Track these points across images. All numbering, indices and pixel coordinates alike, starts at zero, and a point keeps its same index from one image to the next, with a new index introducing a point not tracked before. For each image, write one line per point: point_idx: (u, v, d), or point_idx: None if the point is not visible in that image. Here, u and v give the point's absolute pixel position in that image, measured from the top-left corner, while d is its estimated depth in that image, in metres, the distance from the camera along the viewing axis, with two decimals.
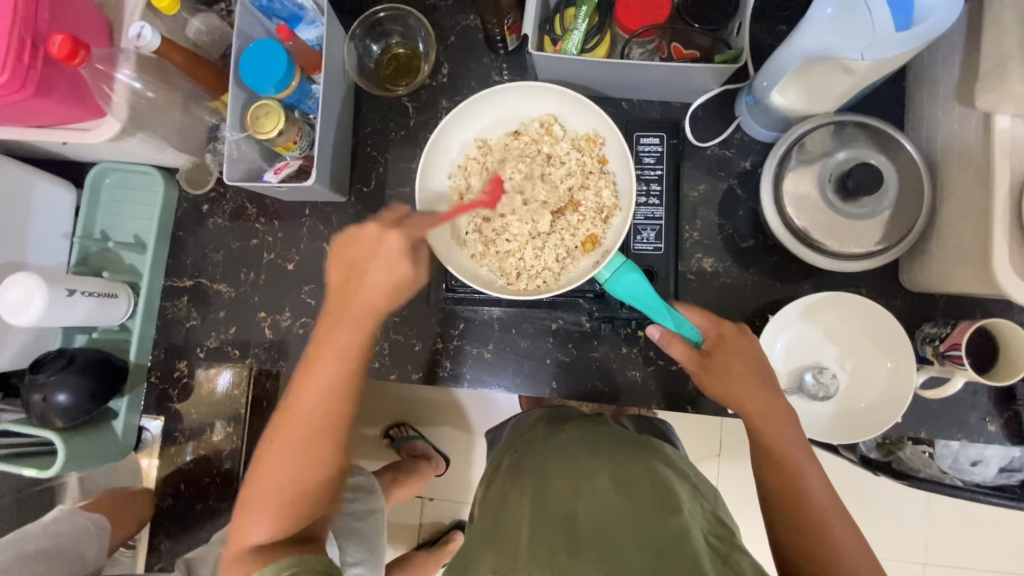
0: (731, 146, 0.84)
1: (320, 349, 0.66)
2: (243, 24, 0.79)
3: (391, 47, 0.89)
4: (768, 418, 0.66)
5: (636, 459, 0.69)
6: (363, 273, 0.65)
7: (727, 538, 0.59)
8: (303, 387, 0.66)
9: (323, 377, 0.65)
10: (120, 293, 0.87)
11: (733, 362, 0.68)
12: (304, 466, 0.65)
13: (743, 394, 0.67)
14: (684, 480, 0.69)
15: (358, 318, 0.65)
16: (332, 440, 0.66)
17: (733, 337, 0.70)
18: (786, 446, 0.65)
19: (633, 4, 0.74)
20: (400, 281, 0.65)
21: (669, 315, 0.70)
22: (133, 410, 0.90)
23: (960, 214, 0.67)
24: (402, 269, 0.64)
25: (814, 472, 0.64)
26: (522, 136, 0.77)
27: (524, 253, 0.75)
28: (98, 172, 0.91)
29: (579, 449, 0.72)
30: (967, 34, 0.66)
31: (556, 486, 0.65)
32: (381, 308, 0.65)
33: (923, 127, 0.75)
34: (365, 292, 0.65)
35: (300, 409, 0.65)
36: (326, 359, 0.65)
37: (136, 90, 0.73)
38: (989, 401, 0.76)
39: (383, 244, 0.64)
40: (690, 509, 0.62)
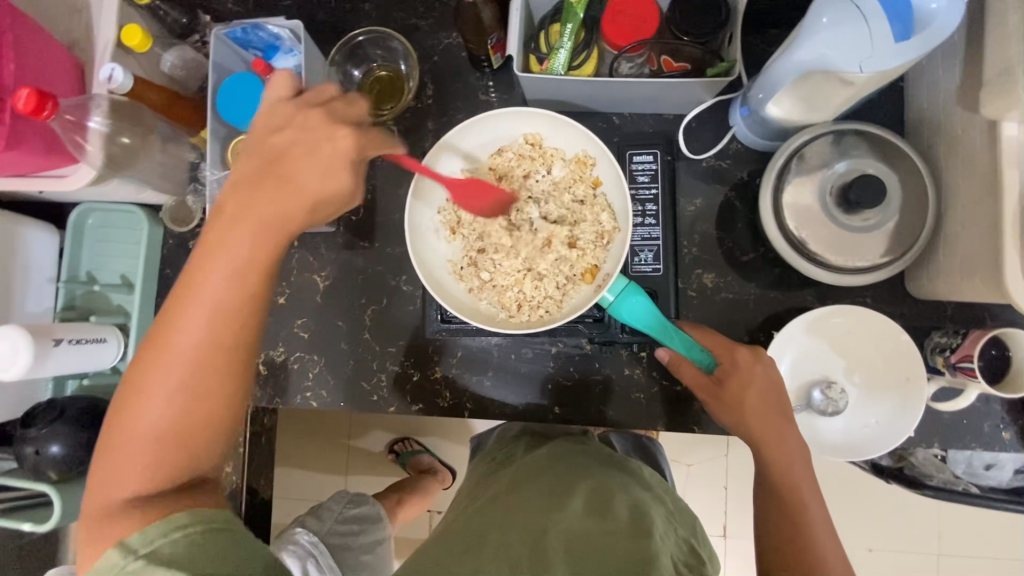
0: (727, 157, 0.82)
1: (210, 254, 0.53)
2: (219, 57, 0.77)
3: (372, 71, 0.86)
4: (778, 448, 0.64)
5: (614, 481, 0.68)
6: (286, 170, 0.55)
7: (696, 566, 0.59)
8: (183, 302, 0.53)
9: (217, 284, 0.53)
10: (110, 336, 0.85)
11: (748, 393, 0.66)
12: (186, 401, 0.53)
13: (756, 423, 0.65)
14: (659, 505, 0.67)
15: (267, 225, 0.54)
16: (222, 367, 0.54)
17: (747, 364, 0.67)
18: (795, 475, 0.63)
19: (619, 18, 0.71)
20: (336, 193, 0.56)
21: (678, 338, 0.69)
22: None
23: (967, 224, 0.65)
24: (339, 183, 0.55)
25: (818, 508, 0.62)
26: (512, 162, 0.75)
27: (520, 286, 0.73)
28: (80, 213, 0.88)
29: (553, 469, 0.70)
30: (968, 37, 0.64)
31: (528, 503, 0.63)
32: (299, 214, 0.55)
33: (925, 131, 0.73)
34: (285, 194, 0.54)
35: (181, 332, 0.53)
36: (218, 265, 0.53)
37: (109, 137, 0.70)
38: (1003, 409, 0.75)
39: (330, 147, 0.55)
40: (663, 534, 0.60)
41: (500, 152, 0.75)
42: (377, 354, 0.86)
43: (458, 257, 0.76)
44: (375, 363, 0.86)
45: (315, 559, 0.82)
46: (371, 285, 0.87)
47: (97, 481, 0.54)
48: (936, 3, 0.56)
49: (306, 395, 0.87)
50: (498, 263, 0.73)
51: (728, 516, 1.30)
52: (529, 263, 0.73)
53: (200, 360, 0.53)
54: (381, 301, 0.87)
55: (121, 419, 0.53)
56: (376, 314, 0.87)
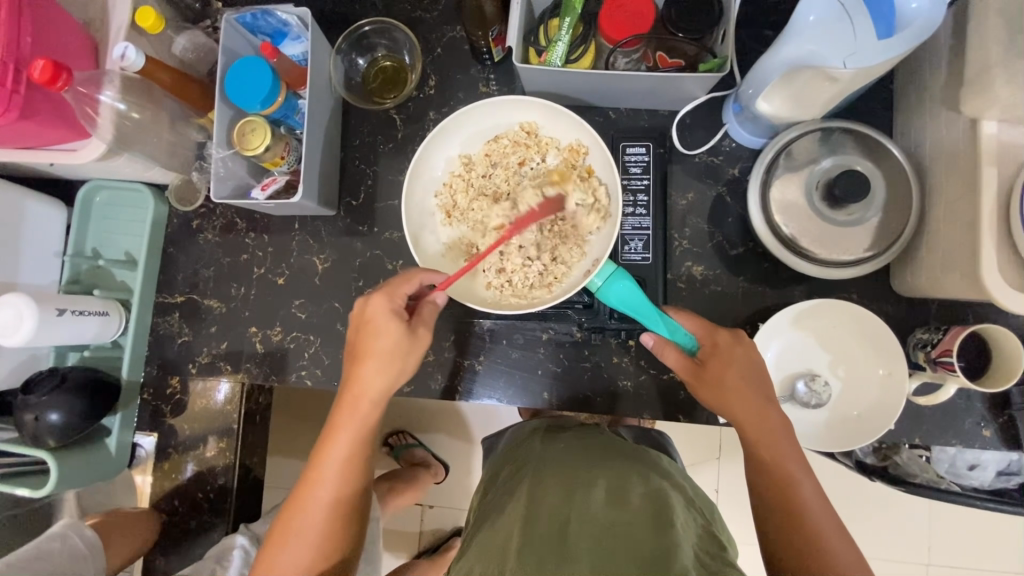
0: (720, 153, 0.84)
1: (327, 437, 0.69)
2: (229, 42, 0.79)
3: (377, 61, 0.89)
4: (761, 429, 0.65)
5: (634, 472, 0.69)
6: (361, 350, 0.69)
7: (718, 554, 0.59)
8: (308, 485, 0.69)
9: (334, 464, 0.68)
10: (112, 311, 0.87)
11: (728, 373, 0.67)
12: (317, 556, 0.68)
13: (739, 405, 0.66)
14: (679, 494, 0.68)
15: (359, 408, 0.69)
16: (347, 517, 0.69)
17: (728, 345, 0.69)
18: (779, 456, 0.64)
19: (617, 13, 0.73)
20: (394, 350, 0.68)
21: (661, 322, 0.70)
22: (127, 426, 0.91)
23: (949, 221, 0.67)
24: (395, 334, 0.68)
25: (808, 481, 0.63)
26: (506, 148, 0.77)
27: (511, 267, 0.74)
28: (88, 190, 0.91)
29: (574, 460, 0.71)
30: (952, 39, 0.66)
31: (550, 495, 0.64)
32: (379, 387, 0.69)
33: (911, 131, 0.74)
34: (365, 374, 0.68)
35: (312, 501, 0.68)
36: (338, 445, 0.69)
37: (120, 111, 0.73)
38: (984, 407, 0.76)
39: (382, 322, 0.68)
40: (683, 524, 0.61)
41: (496, 139, 0.77)
42: None
43: (451, 241, 0.78)
44: None
45: None
46: (368, 269, 0.89)
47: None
48: (917, 3, 0.58)
49: (301, 374, 0.89)
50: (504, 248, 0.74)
51: None
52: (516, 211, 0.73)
53: (322, 527, 0.68)
54: (377, 284, 0.89)
55: (264, 570, 0.68)
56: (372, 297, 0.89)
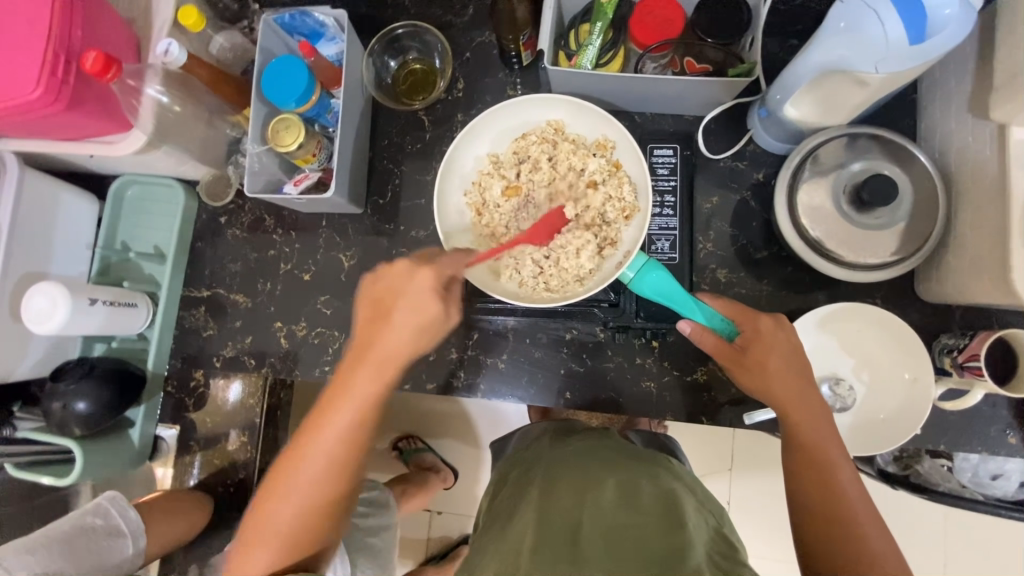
0: (744, 158, 0.85)
1: (338, 396, 0.65)
2: (266, 42, 0.81)
3: (408, 63, 0.91)
4: (802, 412, 0.66)
5: (644, 474, 0.68)
6: (388, 314, 0.65)
7: (729, 554, 0.59)
8: (309, 437, 0.65)
9: (342, 424, 0.65)
10: (140, 303, 0.88)
11: (770, 359, 0.68)
12: (308, 514, 0.65)
13: (779, 390, 0.67)
14: (690, 495, 0.68)
15: (377, 371, 0.65)
16: (345, 480, 0.66)
17: (770, 332, 0.68)
18: (821, 440, 0.65)
19: (646, 18, 0.75)
20: (425, 322, 0.64)
21: (698, 309, 0.70)
22: (150, 418, 0.91)
23: (976, 225, 0.67)
24: (429, 309, 0.63)
25: (847, 469, 0.64)
26: (534, 142, 0.78)
27: (540, 260, 0.75)
28: (120, 185, 0.92)
29: (585, 460, 0.71)
30: (979, 47, 0.67)
31: (560, 497, 0.64)
32: (401, 352, 0.65)
33: (936, 138, 0.76)
34: (386, 339, 0.64)
35: (312, 453, 0.65)
36: (345, 406, 0.65)
37: (163, 104, 0.75)
38: (1010, 414, 0.76)
39: (412, 284, 0.64)
40: (695, 524, 0.61)
41: (524, 137, 0.79)
42: None
43: (476, 236, 0.78)
44: None
45: None
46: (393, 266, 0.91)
47: (235, 558, 0.67)
48: (949, 9, 0.58)
49: (324, 369, 0.90)
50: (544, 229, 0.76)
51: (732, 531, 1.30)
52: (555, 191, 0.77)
53: (319, 477, 0.65)
54: None
55: (259, 510, 0.66)
56: None
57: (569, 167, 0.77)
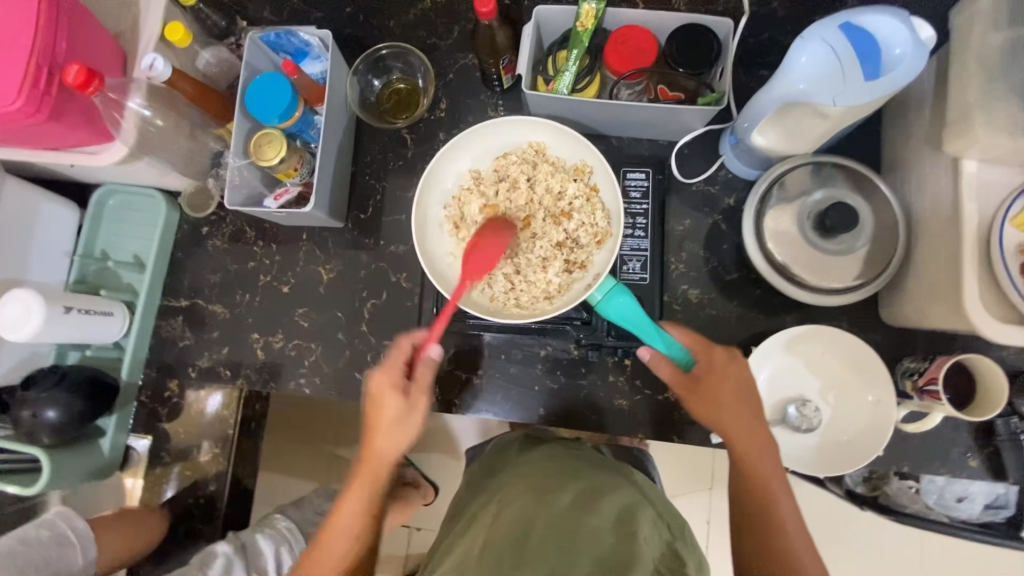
0: (716, 183, 0.88)
1: (347, 501, 0.70)
2: (252, 58, 0.83)
3: (392, 83, 0.93)
4: (750, 443, 0.68)
5: (605, 484, 0.69)
6: (375, 426, 0.70)
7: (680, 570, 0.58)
8: (329, 538, 0.70)
9: (340, 534, 0.70)
10: (117, 311, 0.89)
11: (722, 389, 0.70)
12: None
13: (729, 420, 0.69)
14: (649, 508, 0.68)
15: (370, 483, 0.70)
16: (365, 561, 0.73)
17: (723, 365, 0.71)
18: (765, 471, 0.67)
19: (620, 47, 0.78)
20: (405, 422, 0.69)
21: (659, 337, 0.72)
22: (122, 429, 0.91)
23: (932, 253, 0.70)
24: (403, 411, 0.68)
25: (787, 500, 0.66)
26: (515, 161, 0.80)
27: (510, 276, 0.77)
28: (102, 194, 0.93)
29: (545, 471, 0.72)
30: (936, 83, 0.70)
31: (517, 504, 0.65)
32: (393, 454, 0.70)
33: (898, 168, 0.79)
34: (380, 446, 0.70)
35: (334, 553, 0.70)
36: (354, 505, 0.70)
37: (145, 117, 0.76)
38: (970, 437, 0.78)
39: (389, 395, 0.68)
40: (648, 535, 0.61)
41: (505, 155, 0.81)
42: (372, 347, 0.90)
43: (453, 249, 0.80)
44: (370, 354, 0.90)
45: (289, 544, 0.92)
46: (372, 280, 0.92)
47: None
48: (900, 48, 0.62)
49: (299, 381, 0.90)
50: (517, 249, 0.78)
51: (708, 550, 1.30)
52: (531, 211, 0.79)
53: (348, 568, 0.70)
54: (380, 296, 0.91)
55: None
56: (375, 308, 0.91)
57: (546, 188, 0.79)
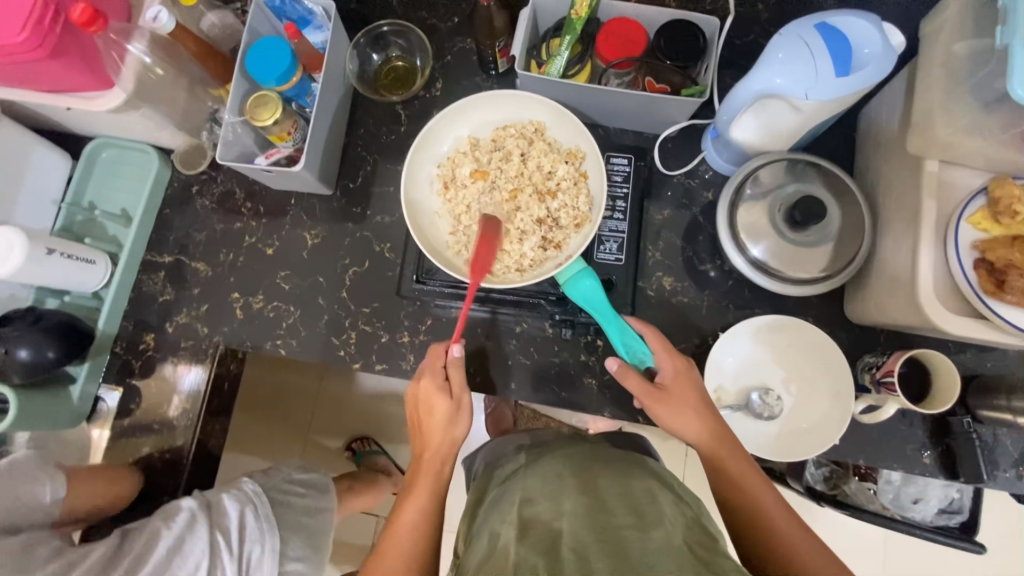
0: (696, 177, 0.91)
1: (413, 492, 0.74)
2: (255, 23, 0.85)
3: (390, 60, 0.96)
4: (721, 444, 0.71)
5: (616, 476, 0.68)
6: (428, 423, 0.78)
7: (709, 544, 0.59)
8: (391, 537, 0.71)
9: (408, 539, 0.70)
10: (99, 260, 0.89)
11: (687, 393, 0.73)
12: None
13: (695, 425, 0.71)
14: (666, 491, 0.68)
15: (433, 483, 0.74)
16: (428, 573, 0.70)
17: (679, 370, 0.74)
18: (739, 468, 0.70)
19: (611, 37, 0.81)
20: (456, 411, 0.77)
21: (615, 324, 0.76)
22: (93, 377, 0.91)
23: (893, 249, 0.73)
24: (448, 402, 0.77)
25: (769, 497, 0.68)
26: (514, 134, 0.83)
27: None
28: (96, 145, 0.94)
29: (555, 469, 0.71)
30: (905, 89, 0.74)
31: (537, 510, 0.63)
32: (451, 449, 0.76)
33: (867, 171, 0.82)
34: (435, 439, 0.76)
35: (396, 551, 0.69)
36: (418, 498, 0.73)
37: (145, 64, 0.78)
38: (923, 433, 0.81)
39: (440, 389, 0.77)
40: (671, 516, 0.62)
41: (505, 127, 0.83)
42: (350, 314, 0.91)
43: (439, 207, 0.83)
44: (348, 321, 0.91)
45: (253, 506, 0.86)
46: (355, 248, 0.93)
47: None
48: (869, 49, 0.66)
49: (276, 343, 0.91)
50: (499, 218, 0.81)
51: None
52: (520, 184, 0.82)
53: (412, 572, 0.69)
54: (362, 264, 0.92)
55: None
56: (356, 275, 0.92)
57: (540, 166, 0.82)
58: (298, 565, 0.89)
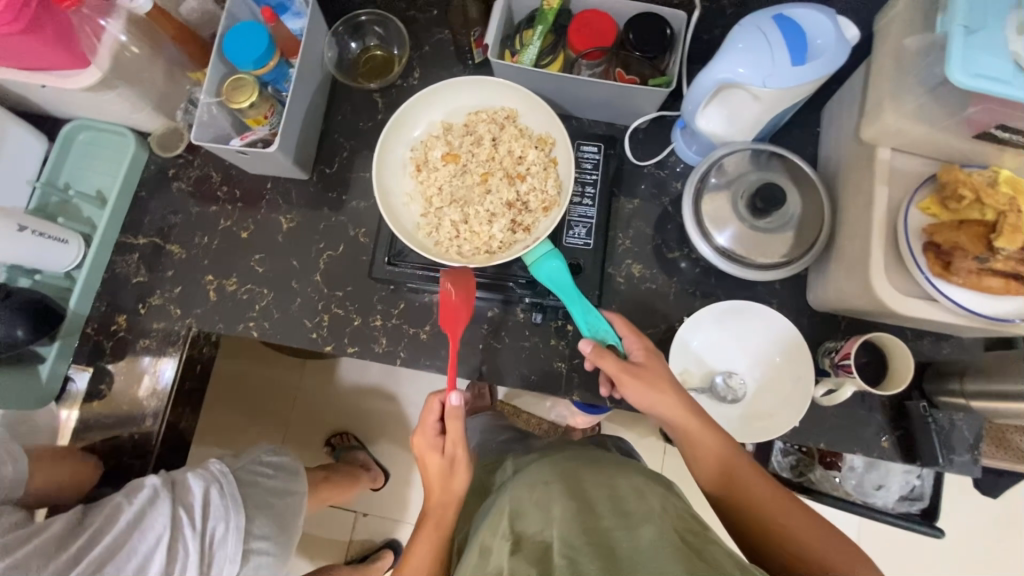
0: (666, 167, 0.93)
1: (415, 543, 0.74)
2: (233, 8, 0.87)
3: (368, 49, 0.98)
4: (702, 433, 0.71)
5: (604, 477, 0.63)
6: (430, 472, 0.78)
7: (700, 532, 0.54)
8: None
9: None
10: (72, 241, 0.89)
11: (657, 376, 0.72)
12: None
13: (671, 409, 0.71)
14: (655, 486, 0.63)
15: (433, 535, 0.74)
16: None
17: (648, 355, 0.74)
18: (724, 458, 0.70)
19: (582, 28, 0.83)
20: (457, 465, 0.77)
21: (579, 302, 0.78)
22: (63, 357, 0.90)
23: (849, 235, 0.75)
24: (447, 455, 0.77)
25: (755, 482, 0.69)
26: (485, 119, 0.86)
27: (457, 223, 0.83)
28: (73, 128, 0.94)
29: (542, 475, 0.65)
30: (862, 81, 0.77)
31: (525, 520, 0.57)
32: (454, 502, 0.76)
33: (828, 163, 0.85)
34: (436, 493, 0.77)
35: None
36: (421, 549, 0.74)
37: (121, 42, 0.79)
38: (882, 418, 0.83)
39: (438, 443, 0.78)
40: (661, 510, 0.56)
41: (477, 112, 0.86)
42: (324, 297, 0.92)
43: (412, 189, 0.86)
44: (321, 304, 0.92)
45: (220, 484, 0.86)
46: (330, 233, 0.94)
47: None
48: (822, 39, 0.69)
49: (249, 326, 0.92)
50: (470, 200, 0.84)
51: None
52: (490, 167, 0.85)
53: None
54: (337, 248, 0.93)
55: None
56: (331, 259, 0.93)
57: (510, 152, 0.84)
58: (263, 544, 0.90)
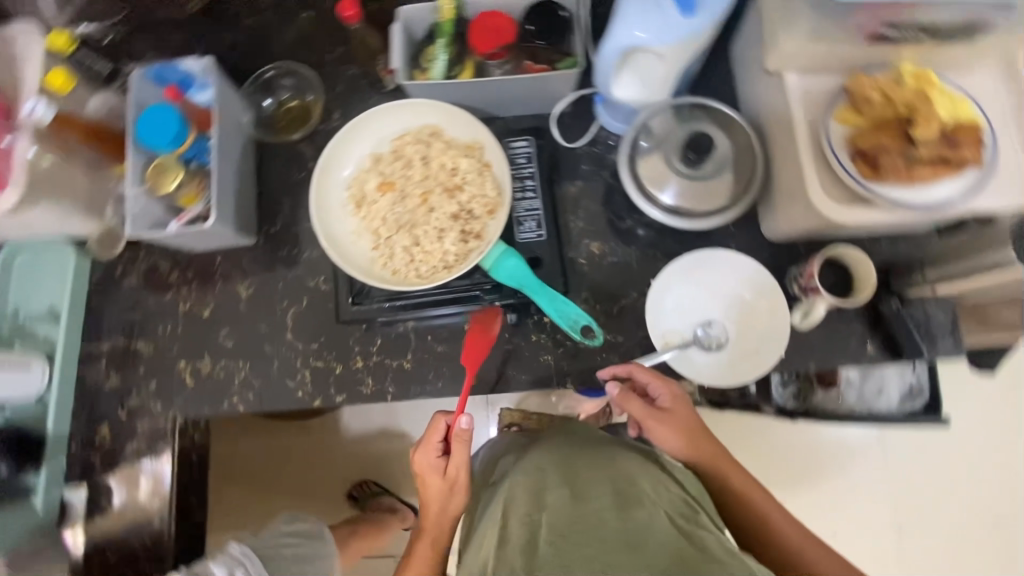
0: (598, 143, 0.94)
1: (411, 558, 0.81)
2: (139, 95, 0.87)
3: (284, 102, 0.99)
4: (703, 442, 0.80)
5: (599, 461, 0.72)
6: (427, 493, 0.80)
7: (689, 518, 0.64)
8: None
9: None
10: (33, 364, 0.87)
11: (683, 419, 0.80)
12: None
13: (694, 446, 0.80)
14: (647, 469, 0.72)
15: (428, 553, 0.81)
16: None
17: (678, 400, 0.81)
18: (717, 453, 0.80)
19: (480, 30, 0.83)
20: (457, 484, 0.79)
21: (542, 291, 0.82)
22: (54, 482, 0.88)
23: (784, 161, 0.77)
24: (446, 475, 0.79)
25: (739, 470, 0.81)
26: (412, 141, 0.88)
27: (409, 247, 0.85)
28: (8, 254, 0.92)
29: (539, 457, 0.75)
30: (755, 15, 0.80)
31: (518, 499, 0.67)
32: (450, 519, 0.80)
33: (747, 99, 0.87)
34: (433, 513, 0.80)
35: None
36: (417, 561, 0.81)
37: (30, 157, 0.77)
38: (862, 326, 0.84)
39: (439, 464, 0.79)
40: (653, 498, 0.66)
41: (402, 137, 0.88)
42: (300, 353, 0.91)
43: (358, 227, 0.87)
44: (299, 360, 0.91)
45: (244, 567, 0.85)
46: (291, 289, 0.94)
47: None
48: None
49: (233, 401, 0.91)
50: (416, 222, 0.86)
51: None
52: (428, 186, 0.87)
53: None
54: (301, 302, 0.93)
55: None
56: (298, 315, 0.93)
57: (443, 167, 0.87)
58: None
